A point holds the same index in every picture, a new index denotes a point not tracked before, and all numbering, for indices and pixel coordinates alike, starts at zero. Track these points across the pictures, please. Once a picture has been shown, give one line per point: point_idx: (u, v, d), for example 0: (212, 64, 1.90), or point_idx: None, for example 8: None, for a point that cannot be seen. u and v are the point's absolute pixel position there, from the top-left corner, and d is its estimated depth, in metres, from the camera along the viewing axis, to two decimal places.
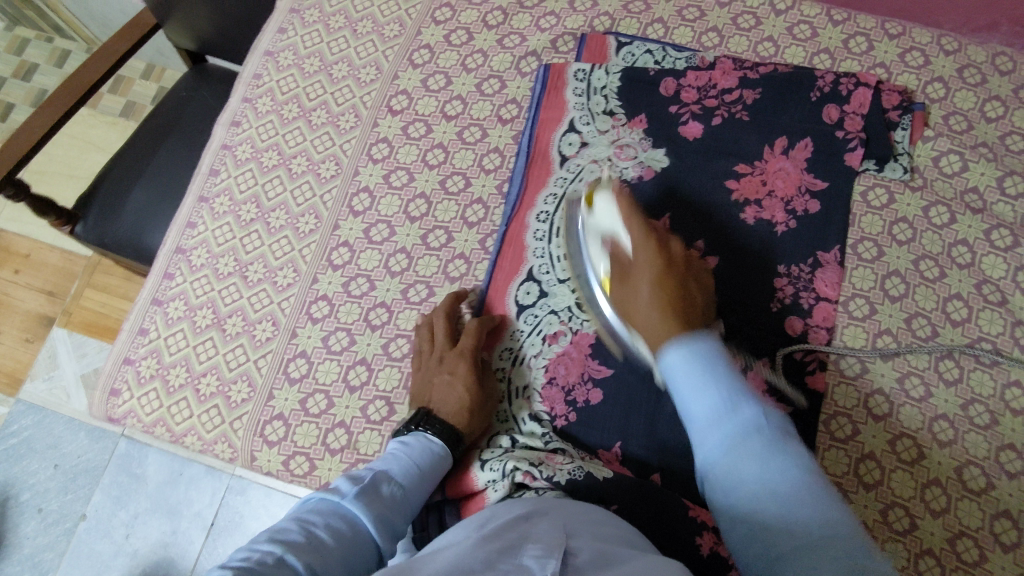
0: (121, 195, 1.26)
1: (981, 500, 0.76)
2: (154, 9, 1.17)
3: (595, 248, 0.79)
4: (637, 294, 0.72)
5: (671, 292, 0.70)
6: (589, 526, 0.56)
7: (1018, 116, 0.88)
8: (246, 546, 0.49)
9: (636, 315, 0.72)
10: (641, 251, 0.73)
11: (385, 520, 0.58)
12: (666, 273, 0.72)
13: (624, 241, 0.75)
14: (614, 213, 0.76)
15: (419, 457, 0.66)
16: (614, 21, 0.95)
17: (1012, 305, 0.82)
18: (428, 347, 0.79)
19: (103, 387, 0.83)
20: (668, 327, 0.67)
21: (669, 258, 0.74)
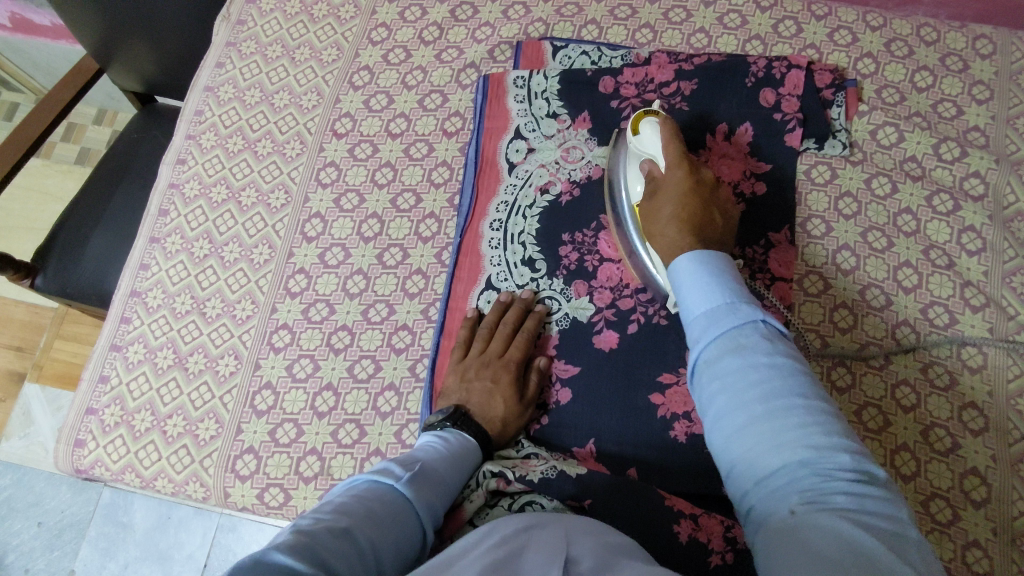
0: (79, 243, 1.25)
1: (949, 460, 0.77)
2: (95, 54, 1.17)
3: (633, 174, 0.77)
4: (662, 201, 0.69)
5: (698, 209, 0.67)
6: (588, 530, 0.57)
7: (946, 83, 0.92)
8: (311, 515, 0.52)
9: (653, 222, 0.69)
10: (673, 163, 0.70)
11: (430, 506, 0.61)
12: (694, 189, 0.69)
13: (659, 164, 0.72)
14: (658, 137, 0.73)
15: (461, 454, 0.70)
16: (548, 27, 0.97)
17: (959, 267, 0.84)
18: (479, 347, 0.80)
19: (68, 439, 0.82)
20: (682, 238, 0.64)
21: (700, 184, 0.69)
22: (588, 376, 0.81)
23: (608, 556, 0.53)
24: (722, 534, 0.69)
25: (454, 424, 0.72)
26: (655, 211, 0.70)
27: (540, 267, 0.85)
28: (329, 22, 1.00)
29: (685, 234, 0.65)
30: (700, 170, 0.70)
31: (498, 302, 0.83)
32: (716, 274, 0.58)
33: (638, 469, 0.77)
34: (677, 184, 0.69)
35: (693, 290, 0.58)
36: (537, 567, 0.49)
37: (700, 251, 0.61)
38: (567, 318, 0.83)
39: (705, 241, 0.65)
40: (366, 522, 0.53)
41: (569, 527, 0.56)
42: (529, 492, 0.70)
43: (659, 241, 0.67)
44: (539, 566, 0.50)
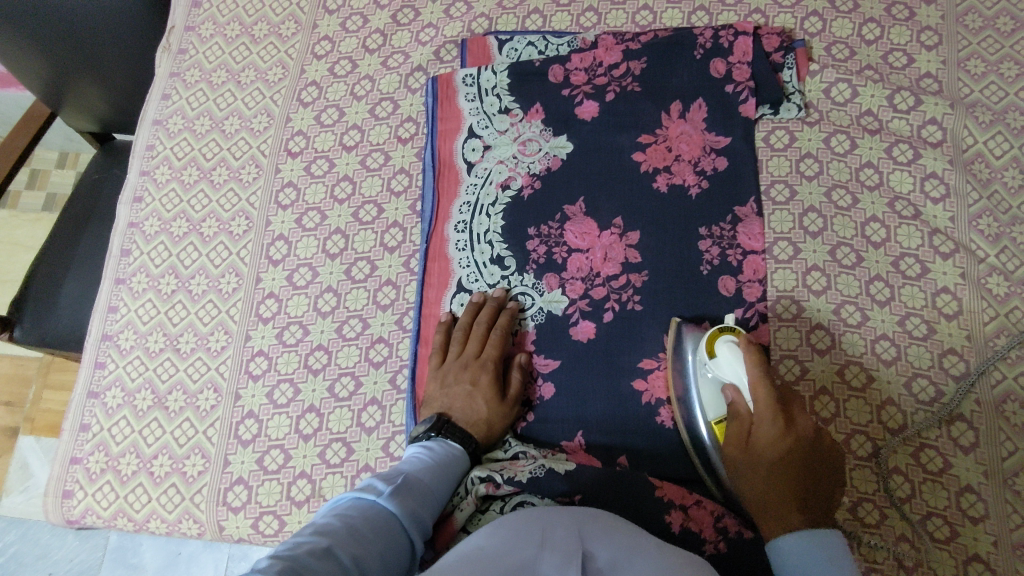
0: (52, 291, 1.24)
1: (935, 409, 0.77)
2: (45, 100, 1.16)
3: (709, 390, 0.71)
4: (758, 456, 0.64)
5: (798, 474, 0.63)
6: (599, 522, 0.57)
7: (894, 33, 0.91)
8: (291, 538, 0.51)
9: (746, 480, 0.65)
10: (765, 414, 0.64)
11: (416, 516, 0.61)
12: (793, 457, 0.63)
13: (746, 399, 0.67)
14: (742, 367, 0.67)
15: (447, 460, 0.69)
16: (492, 21, 0.96)
17: (926, 216, 0.84)
18: (456, 350, 0.80)
19: (55, 491, 0.81)
20: (784, 515, 0.62)
21: (798, 440, 0.63)
22: (568, 367, 0.81)
23: (621, 553, 0.52)
24: (713, 524, 0.69)
25: (439, 432, 0.72)
26: (753, 458, 0.65)
27: (509, 264, 0.85)
28: (271, 41, 0.98)
29: (790, 514, 0.61)
30: (795, 429, 0.64)
31: (471, 302, 0.82)
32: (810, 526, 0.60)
33: (629, 457, 0.76)
34: (775, 428, 0.63)
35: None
36: (556, 566, 0.50)
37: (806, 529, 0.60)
38: (542, 312, 0.83)
39: (807, 499, 0.62)
40: (348, 539, 0.53)
41: (582, 521, 0.56)
42: (519, 494, 0.70)
43: (757, 508, 0.64)
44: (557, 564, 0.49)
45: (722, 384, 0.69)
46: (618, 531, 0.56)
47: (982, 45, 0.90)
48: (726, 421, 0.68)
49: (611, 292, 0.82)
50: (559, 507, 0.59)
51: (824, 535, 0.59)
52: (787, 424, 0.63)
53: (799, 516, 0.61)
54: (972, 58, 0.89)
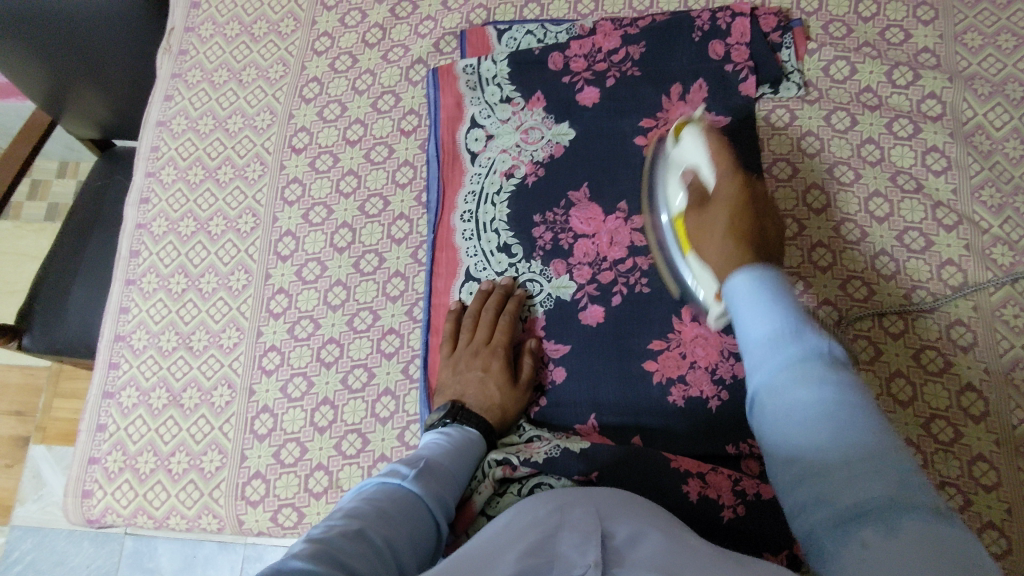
0: (60, 298, 1.24)
1: (944, 380, 0.78)
2: (45, 107, 1.17)
3: (674, 179, 0.79)
4: (715, 214, 0.73)
5: (749, 230, 0.71)
6: (618, 506, 0.57)
7: (890, 10, 0.92)
8: (322, 523, 0.52)
9: (704, 241, 0.73)
10: (725, 194, 0.74)
11: (440, 498, 0.62)
12: (745, 199, 0.73)
13: (707, 176, 0.76)
14: (703, 149, 0.76)
15: (466, 445, 0.70)
16: (490, 11, 0.96)
17: (928, 189, 0.85)
18: (466, 338, 0.81)
19: (74, 491, 0.82)
20: (731, 246, 0.69)
21: (746, 193, 0.74)
22: (579, 351, 0.81)
23: (639, 526, 0.53)
24: (730, 488, 0.71)
25: (454, 419, 0.73)
26: (705, 219, 0.73)
27: (517, 251, 0.85)
28: (271, 39, 0.99)
29: (739, 244, 0.69)
30: (750, 186, 0.75)
31: (480, 290, 0.83)
32: (776, 289, 0.60)
33: (642, 436, 0.77)
34: (729, 178, 0.74)
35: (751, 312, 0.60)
36: (575, 543, 0.50)
37: (756, 266, 0.63)
38: (550, 298, 0.84)
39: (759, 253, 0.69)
40: (379, 521, 0.53)
41: (601, 505, 0.56)
42: (536, 475, 0.71)
43: (707, 248, 0.72)
44: (577, 543, 0.50)
45: (683, 169, 0.78)
46: (639, 515, 0.56)
47: (979, 18, 0.90)
48: (689, 198, 0.76)
49: (618, 276, 0.83)
50: (577, 493, 0.59)
51: (774, 277, 0.61)
52: (741, 176, 0.74)
53: (744, 253, 0.68)
54: (968, 31, 0.90)
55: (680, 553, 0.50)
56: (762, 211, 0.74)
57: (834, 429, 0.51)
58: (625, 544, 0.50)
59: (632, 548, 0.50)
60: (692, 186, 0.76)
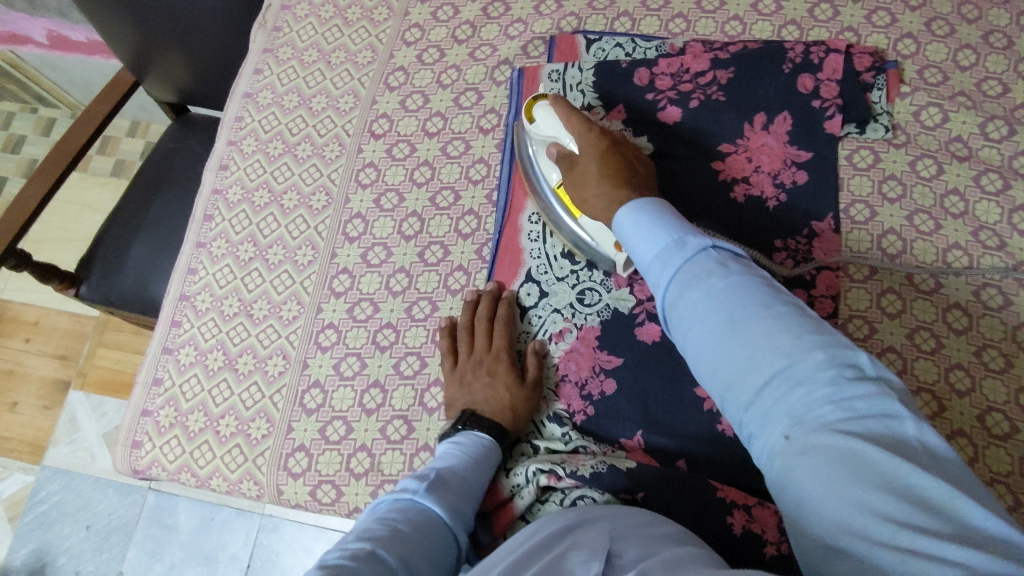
0: (122, 252, 1.28)
1: (1007, 445, 0.75)
2: (131, 68, 1.21)
3: (543, 156, 0.84)
4: (589, 180, 0.77)
5: (620, 170, 0.76)
6: (633, 527, 0.58)
7: (990, 61, 0.90)
8: (336, 547, 0.51)
9: (583, 182, 0.77)
10: (580, 129, 0.78)
11: (456, 511, 0.61)
12: (609, 147, 0.77)
13: (569, 143, 0.80)
14: (554, 115, 0.81)
15: (481, 452, 0.70)
16: (581, 20, 0.96)
17: (1011, 248, 0.82)
18: (466, 350, 0.80)
19: (125, 440, 0.84)
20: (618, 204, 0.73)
21: (609, 142, 0.78)
22: (634, 367, 0.80)
23: (653, 547, 0.54)
24: (777, 525, 0.69)
25: (465, 426, 0.72)
26: (580, 176, 0.78)
27: (580, 260, 0.85)
28: (363, 25, 1.01)
29: (615, 187, 0.75)
30: (608, 135, 0.78)
31: (467, 301, 0.84)
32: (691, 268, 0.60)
33: (687, 461, 0.76)
34: (590, 140, 0.78)
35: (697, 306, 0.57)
36: (582, 558, 0.51)
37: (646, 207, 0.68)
38: (608, 309, 0.83)
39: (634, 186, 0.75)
40: (392, 542, 0.53)
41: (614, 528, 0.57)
42: (579, 487, 0.71)
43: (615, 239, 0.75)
44: (584, 556, 0.51)
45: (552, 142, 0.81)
46: (650, 533, 0.57)
47: None
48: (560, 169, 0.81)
49: None
50: (596, 512, 0.61)
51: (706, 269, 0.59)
52: (596, 127, 0.78)
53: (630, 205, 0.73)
54: None
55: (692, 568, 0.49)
56: (623, 139, 0.80)
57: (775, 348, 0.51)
58: (633, 560, 0.51)
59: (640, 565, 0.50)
60: (559, 155, 0.79)
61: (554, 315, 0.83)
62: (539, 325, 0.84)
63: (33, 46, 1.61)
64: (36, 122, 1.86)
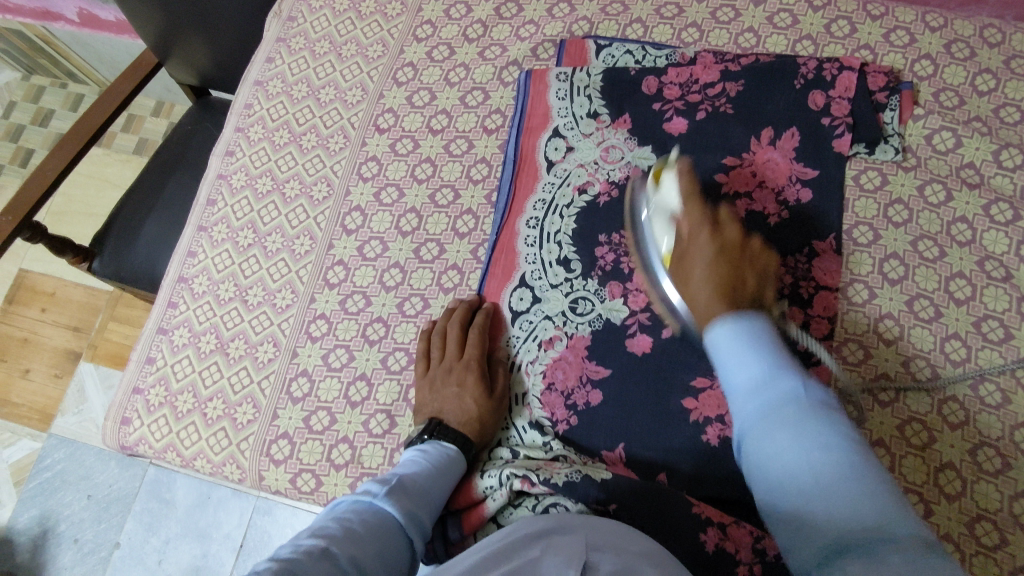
0: (134, 230, 1.30)
1: (997, 482, 0.73)
2: (154, 49, 1.22)
3: (657, 223, 0.77)
4: (694, 266, 0.69)
5: (732, 273, 0.67)
6: (611, 541, 0.57)
7: (1010, 87, 0.87)
8: (290, 543, 0.52)
9: (688, 288, 0.69)
10: (698, 224, 0.72)
11: (412, 515, 0.62)
12: (723, 252, 0.70)
13: (675, 224, 0.75)
14: (677, 192, 0.76)
15: (444, 462, 0.71)
16: (593, 25, 0.96)
17: (1016, 280, 0.80)
18: (438, 355, 0.81)
19: (115, 416, 0.86)
20: (715, 304, 0.64)
21: (727, 243, 0.71)
22: (620, 378, 0.80)
23: (632, 562, 0.53)
24: (751, 545, 0.68)
25: (431, 435, 0.73)
26: (689, 272, 0.70)
27: (575, 267, 0.85)
28: (376, 19, 1.01)
29: (720, 296, 0.65)
30: (724, 234, 0.71)
31: (448, 308, 0.84)
32: (756, 339, 0.57)
33: (668, 475, 0.75)
34: (705, 237, 0.71)
35: (731, 351, 0.57)
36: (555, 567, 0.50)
37: (740, 314, 0.60)
38: (600, 320, 0.82)
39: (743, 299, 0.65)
40: (346, 541, 0.54)
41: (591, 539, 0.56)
42: (552, 494, 0.71)
43: (700, 313, 0.66)
44: (558, 565, 0.50)
45: (666, 214, 0.76)
46: (627, 550, 0.56)
47: None
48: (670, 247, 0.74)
49: None
50: (576, 522, 0.61)
51: (754, 321, 0.59)
52: (712, 226, 0.72)
53: (727, 303, 0.63)
54: None
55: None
56: (743, 240, 0.71)
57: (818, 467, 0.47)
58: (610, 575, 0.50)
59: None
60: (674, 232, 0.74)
61: (544, 322, 0.83)
62: (528, 330, 0.83)
63: (64, 23, 1.64)
64: (65, 98, 1.89)
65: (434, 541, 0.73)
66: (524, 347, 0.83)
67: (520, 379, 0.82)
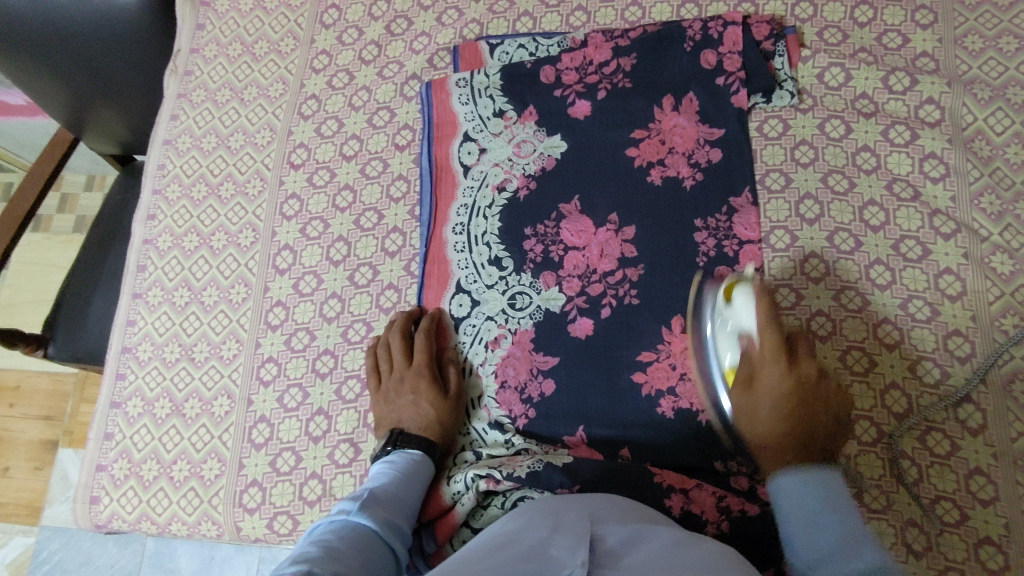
0: (82, 309, 1.30)
1: (941, 392, 0.76)
2: (68, 125, 1.17)
3: (724, 339, 0.70)
4: (760, 404, 0.66)
5: (799, 417, 0.64)
6: (612, 514, 0.58)
7: (887, 14, 0.91)
8: (274, 573, 0.52)
9: (751, 421, 0.67)
10: (768, 355, 0.66)
11: (390, 524, 0.63)
12: (800, 402, 0.65)
13: (752, 344, 0.67)
14: (752, 313, 0.67)
15: (412, 469, 0.72)
16: (483, 26, 0.98)
17: (925, 197, 0.83)
18: (387, 368, 0.82)
19: (83, 498, 0.86)
20: (785, 460, 0.63)
21: (803, 381, 0.65)
22: (569, 363, 0.81)
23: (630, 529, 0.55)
24: (715, 504, 0.70)
25: (395, 446, 0.74)
26: (754, 406, 0.66)
27: (507, 264, 0.86)
28: (271, 58, 1.02)
29: (783, 450, 0.64)
30: (804, 372, 0.65)
31: (391, 320, 0.86)
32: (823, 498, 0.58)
33: (630, 449, 0.77)
34: (778, 371, 0.65)
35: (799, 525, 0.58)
36: (568, 542, 0.51)
37: (810, 468, 0.60)
38: (540, 310, 0.84)
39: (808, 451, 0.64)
40: (330, 559, 0.54)
41: (595, 512, 0.58)
42: (518, 488, 0.72)
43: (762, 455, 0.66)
44: (570, 541, 0.51)
45: (735, 331, 0.69)
46: (623, 519, 0.57)
47: (979, 20, 0.88)
48: (738, 366, 0.68)
49: (607, 288, 0.83)
50: (578, 500, 0.62)
51: (826, 477, 0.59)
52: (796, 369, 0.65)
53: (793, 431, 0.64)
54: (969, 35, 0.88)
55: (665, 559, 0.50)
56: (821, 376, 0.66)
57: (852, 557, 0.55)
58: (614, 549, 0.51)
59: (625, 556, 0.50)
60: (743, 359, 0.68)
61: (487, 323, 0.84)
62: (473, 333, 0.85)
63: None
64: None
65: (413, 556, 0.74)
66: (472, 350, 0.84)
67: (474, 380, 0.84)
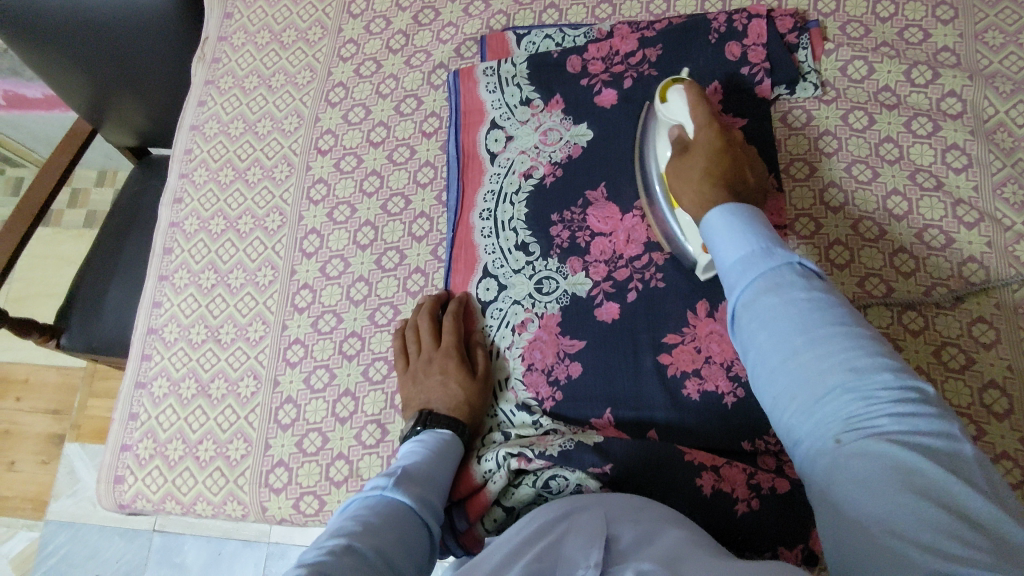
0: (99, 297, 1.30)
1: (966, 377, 0.76)
2: (90, 116, 1.17)
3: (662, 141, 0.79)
4: (694, 160, 0.71)
5: (728, 166, 0.70)
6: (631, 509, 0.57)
7: (908, 10, 0.92)
8: (312, 547, 0.52)
9: (683, 181, 0.72)
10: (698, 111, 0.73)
11: (425, 499, 0.63)
12: (727, 148, 0.71)
13: (689, 129, 0.74)
14: (687, 109, 0.75)
15: (443, 448, 0.71)
16: (509, 17, 0.99)
17: (948, 187, 0.84)
18: (416, 349, 0.82)
19: (107, 477, 0.86)
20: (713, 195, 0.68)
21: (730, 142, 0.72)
22: (596, 346, 0.82)
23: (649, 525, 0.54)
24: (745, 482, 0.70)
25: (425, 425, 0.74)
26: (688, 164, 0.72)
27: (534, 250, 0.87)
28: (299, 47, 1.04)
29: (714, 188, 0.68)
30: (728, 132, 0.73)
31: (418, 303, 0.86)
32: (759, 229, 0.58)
33: (659, 430, 0.77)
34: (708, 132, 0.72)
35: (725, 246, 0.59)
36: (579, 543, 0.50)
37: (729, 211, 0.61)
38: (566, 295, 0.84)
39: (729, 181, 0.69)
40: (366, 534, 0.53)
41: (611, 510, 0.56)
42: (550, 467, 0.73)
43: None
44: (581, 542, 0.50)
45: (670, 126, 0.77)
46: (643, 514, 0.57)
47: (1000, 17, 0.90)
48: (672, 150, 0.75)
49: (633, 272, 0.83)
50: (593, 496, 0.60)
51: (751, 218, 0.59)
52: (719, 124, 0.72)
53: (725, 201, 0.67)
54: (989, 30, 0.90)
55: (686, 551, 0.50)
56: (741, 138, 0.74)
57: (850, 365, 0.46)
58: (630, 545, 0.50)
59: (638, 550, 0.49)
60: (675, 140, 0.74)
61: (514, 307, 0.85)
62: (500, 317, 0.85)
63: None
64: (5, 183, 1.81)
65: (445, 535, 0.74)
66: (499, 333, 0.85)
67: (501, 363, 0.84)
